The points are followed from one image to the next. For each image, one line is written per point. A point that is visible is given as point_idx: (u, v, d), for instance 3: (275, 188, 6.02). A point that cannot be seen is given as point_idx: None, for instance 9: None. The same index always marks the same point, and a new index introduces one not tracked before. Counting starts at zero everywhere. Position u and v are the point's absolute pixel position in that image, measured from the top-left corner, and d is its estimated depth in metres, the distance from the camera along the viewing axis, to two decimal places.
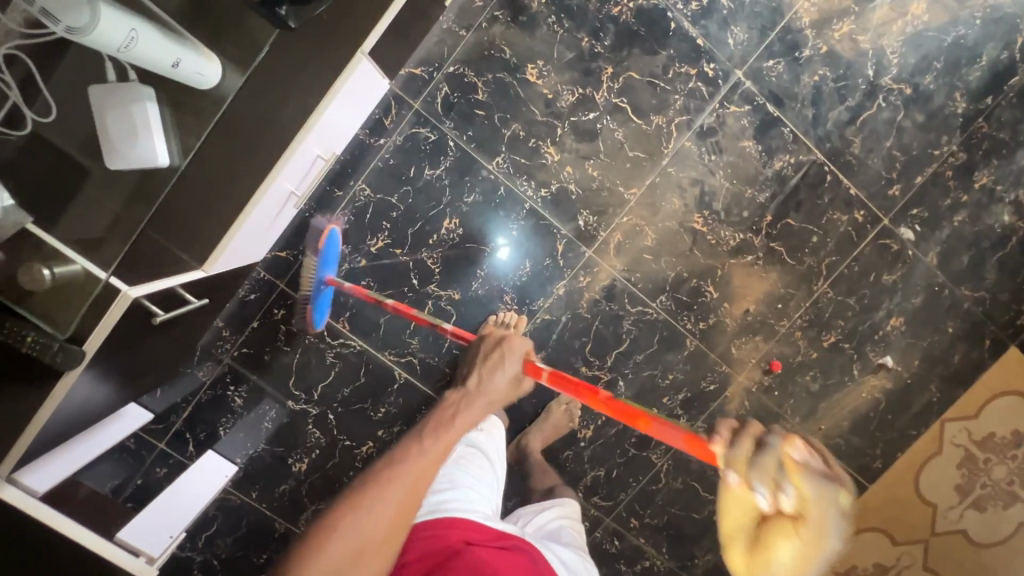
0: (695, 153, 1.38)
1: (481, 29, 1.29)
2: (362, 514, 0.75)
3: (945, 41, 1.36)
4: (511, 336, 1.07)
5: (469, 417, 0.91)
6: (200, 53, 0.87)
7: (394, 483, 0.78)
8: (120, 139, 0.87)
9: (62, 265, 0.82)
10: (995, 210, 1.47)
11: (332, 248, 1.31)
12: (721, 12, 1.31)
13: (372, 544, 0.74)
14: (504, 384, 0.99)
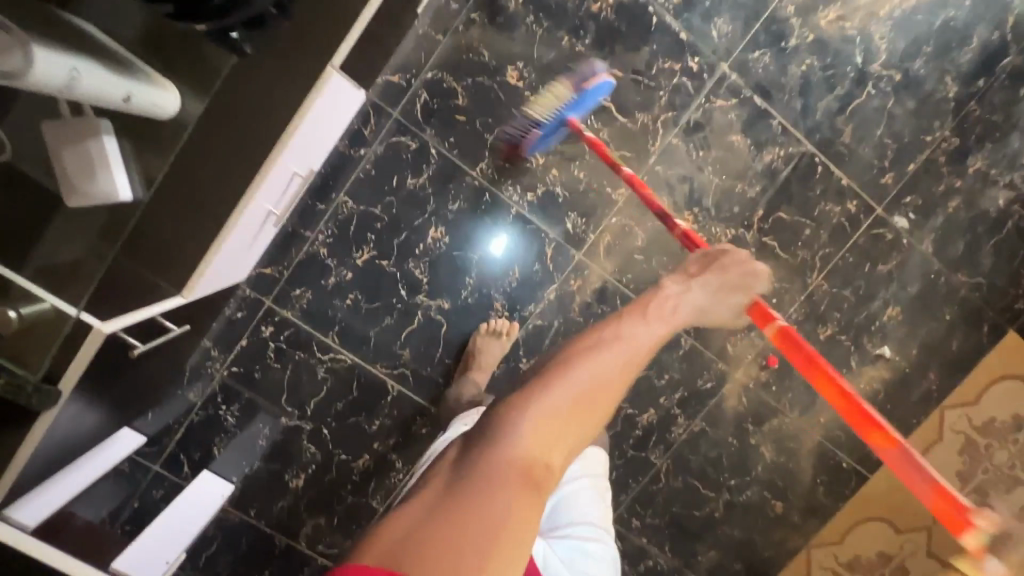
0: (683, 150, 1.35)
1: (458, 33, 1.26)
2: (569, 385, 0.67)
3: (934, 24, 1.33)
4: (735, 248, 0.91)
5: (682, 313, 0.78)
6: (151, 81, 0.81)
7: (607, 361, 0.69)
8: (78, 175, 0.79)
9: (30, 304, 0.76)
10: (990, 194, 1.44)
11: (594, 95, 1.23)
12: (704, 4, 1.28)
13: (580, 422, 0.66)
14: (725, 304, 0.86)
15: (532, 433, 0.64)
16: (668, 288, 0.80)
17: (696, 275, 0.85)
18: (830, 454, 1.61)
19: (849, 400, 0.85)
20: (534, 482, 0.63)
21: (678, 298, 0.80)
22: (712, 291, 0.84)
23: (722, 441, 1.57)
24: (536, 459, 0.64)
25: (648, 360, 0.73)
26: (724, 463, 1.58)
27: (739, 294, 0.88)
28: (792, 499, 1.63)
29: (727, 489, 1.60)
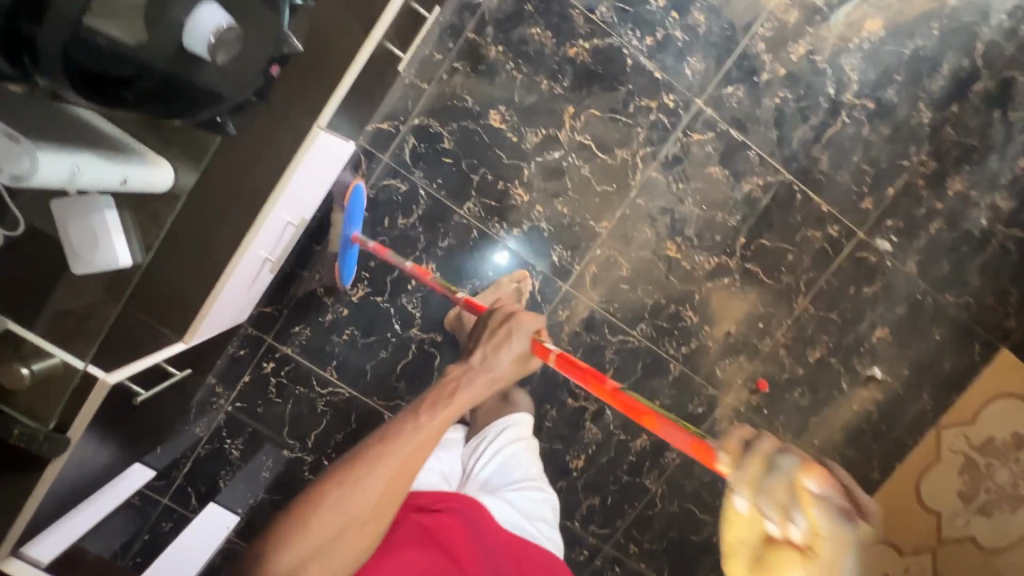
0: (662, 182, 1.40)
1: (442, 81, 1.33)
2: (334, 504, 0.76)
3: (903, 54, 1.37)
4: (520, 310, 0.99)
5: (471, 393, 0.88)
6: (150, 160, 0.91)
7: (368, 477, 0.78)
8: (84, 246, 0.86)
9: (42, 360, 0.85)
10: (971, 215, 1.46)
11: (359, 203, 1.28)
12: (677, 45, 1.33)
13: (344, 535, 0.75)
14: (509, 360, 0.94)
15: (295, 550, 0.73)
16: (450, 378, 0.90)
17: (475, 355, 0.93)
18: None
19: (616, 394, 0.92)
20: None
21: (456, 386, 0.88)
22: (494, 361, 0.93)
23: None
24: (298, 567, 0.73)
25: (410, 468, 0.80)
26: (719, 487, 1.59)
27: (517, 344, 0.95)
28: None
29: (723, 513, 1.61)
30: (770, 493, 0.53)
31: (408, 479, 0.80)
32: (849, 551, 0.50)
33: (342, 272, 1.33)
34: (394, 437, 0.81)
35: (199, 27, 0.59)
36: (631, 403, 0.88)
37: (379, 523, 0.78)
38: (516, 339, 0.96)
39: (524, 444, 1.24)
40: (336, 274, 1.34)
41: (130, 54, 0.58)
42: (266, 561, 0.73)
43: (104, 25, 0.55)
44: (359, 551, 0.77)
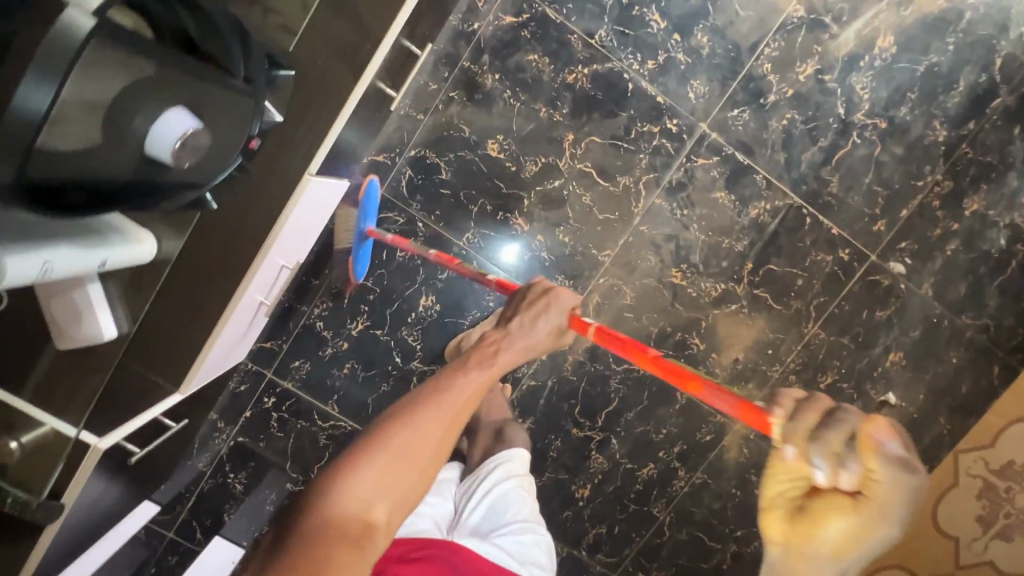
0: (666, 209, 1.36)
1: (438, 111, 1.30)
2: (390, 447, 0.63)
3: (917, 70, 1.31)
4: (559, 284, 0.88)
5: (513, 355, 0.75)
6: (127, 241, 0.76)
7: (426, 418, 0.65)
8: (68, 322, 0.81)
9: (30, 432, 0.84)
10: (990, 235, 1.41)
11: (371, 199, 1.27)
12: (679, 68, 1.29)
13: (400, 475, 0.63)
14: (546, 331, 0.83)
15: (352, 493, 0.60)
16: (492, 336, 0.78)
17: (515, 315, 0.83)
18: None
19: (659, 362, 0.82)
20: (359, 537, 0.59)
21: (500, 340, 0.78)
22: (534, 331, 0.82)
23: (726, 493, 1.55)
24: (357, 515, 0.60)
25: (467, 412, 0.68)
26: (729, 515, 1.56)
27: (553, 316, 0.84)
28: None
29: (733, 540, 1.58)
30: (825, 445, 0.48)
31: (466, 419, 0.68)
32: (912, 496, 0.44)
33: (355, 269, 1.30)
34: (447, 379, 0.69)
35: (158, 136, 0.53)
36: (676, 367, 0.79)
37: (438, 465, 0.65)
38: (558, 313, 0.84)
39: (517, 482, 1.19)
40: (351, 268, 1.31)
41: (87, 169, 0.51)
42: (311, 513, 0.59)
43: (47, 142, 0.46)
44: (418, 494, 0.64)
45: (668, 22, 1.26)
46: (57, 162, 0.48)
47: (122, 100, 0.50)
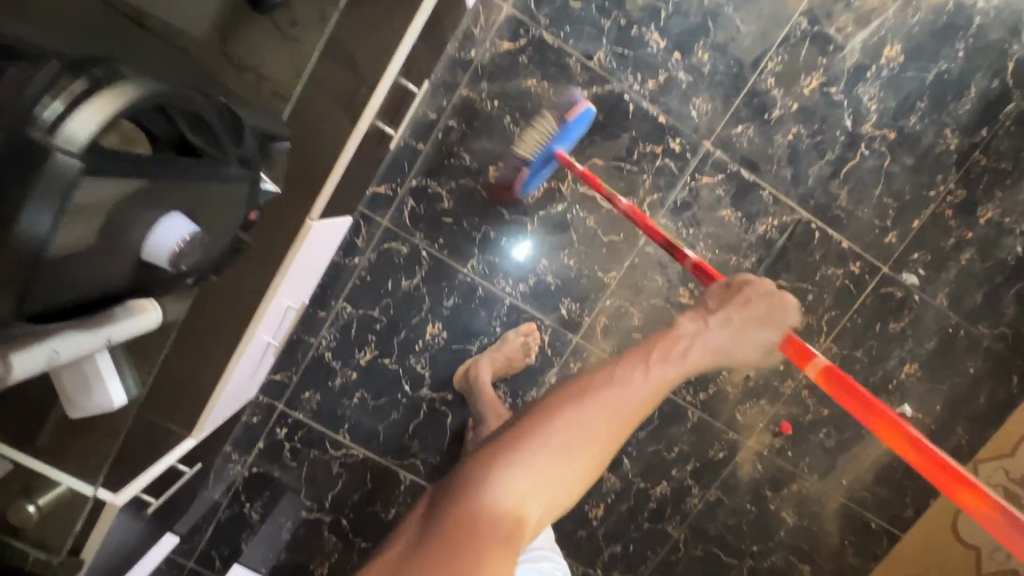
0: (672, 229, 1.35)
1: (438, 140, 1.29)
2: (555, 442, 0.67)
3: (926, 79, 1.28)
4: (784, 290, 0.83)
5: (700, 358, 0.76)
6: (129, 309, 0.66)
7: (590, 418, 0.68)
8: (77, 393, 0.71)
9: (45, 495, 0.88)
10: (1006, 243, 1.38)
11: (578, 126, 1.22)
12: (680, 87, 1.27)
13: (562, 469, 0.66)
14: (749, 343, 0.80)
15: (513, 480, 0.66)
16: (682, 330, 0.77)
17: (714, 311, 0.81)
18: (858, 515, 1.55)
19: (922, 449, 0.80)
20: (511, 524, 0.65)
21: (688, 343, 0.76)
22: (731, 331, 0.79)
23: (740, 508, 1.54)
24: (514, 504, 0.65)
25: (634, 417, 0.70)
26: (744, 530, 1.55)
27: (771, 328, 0.81)
28: (820, 562, 1.58)
29: (749, 555, 1.57)
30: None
31: (633, 425, 0.70)
32: None
33: (526, 183, 1.26)
34: (618, 384, 0.71)
35: (160, 241, 0.45)
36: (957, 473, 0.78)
37: (597, 465, 0.68)
38: (764, 319, 0.81)
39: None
40: (520, 180, 1.27)
41: (75, 291, 0.42)
42: (474, 489, 0.66)
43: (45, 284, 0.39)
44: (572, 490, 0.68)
45: (668, 41, 1.24)
46: (46, 295, 0.39)
47: (119, 210, 0.41)
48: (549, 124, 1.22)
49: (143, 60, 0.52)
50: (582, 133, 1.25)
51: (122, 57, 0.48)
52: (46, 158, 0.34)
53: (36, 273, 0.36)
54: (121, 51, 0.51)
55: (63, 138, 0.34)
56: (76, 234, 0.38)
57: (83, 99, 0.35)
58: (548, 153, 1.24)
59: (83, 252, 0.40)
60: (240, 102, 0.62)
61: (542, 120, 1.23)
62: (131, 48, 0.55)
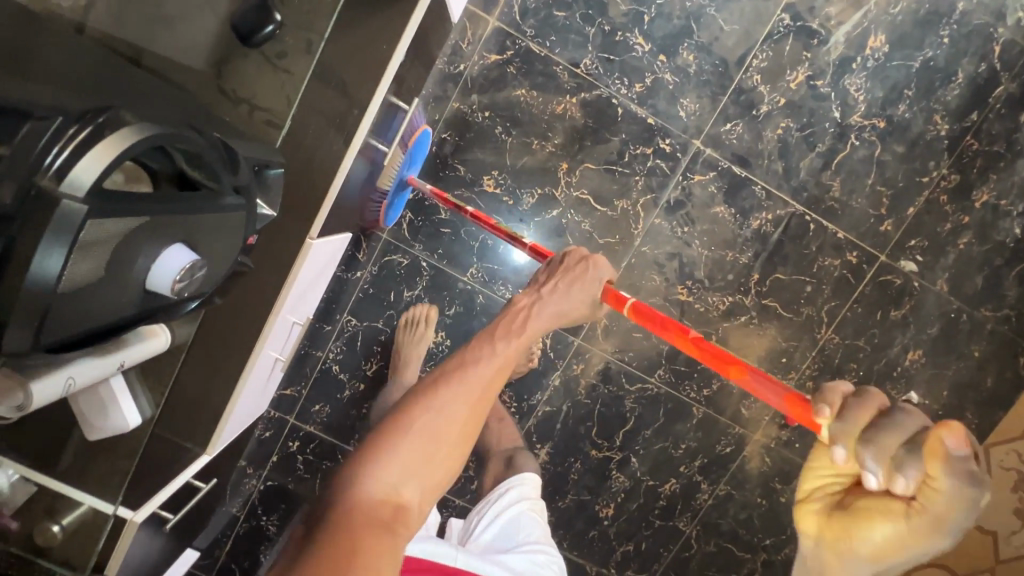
0: (666, 228, 1.36)
1: (432, 153, 1.32)
2: (421, 425, 0.70)
3: (913, 67, 1.29)
4: (597, 254, 0.97)
5: (541, 323, 0.87)
6: (139, 335, 0.69)
7: (451, 399, 0.72)
8: (94, 411, 0.78)
9: (68, 515, 0.93)
10: (1003, 225, 1.37)
11: (421, 149, 1.26)
12: (667, 88, 1.29)
13: (431, 451, 0.69)
14: (578, 303, 0.93)
15: (384, 471, 0.66)
16: (520, 303, 0.90)
17: (544, 285, 0.94)
18: None
19: (702, 347, 0.86)
20: (390, 518, 0.65)
21: (528, 313, 0.88)
22: (566, 296, 0.92)
23: (751, 502, 1.54)
24: (386, 493, 0.66)
25: (488, 393, 0.75)
26: (756, 524, 1.56)
27: (589, 288, 0.95)
28: None
29: (763, 549, 1.57)
30: (880, 454, 0.51)
31: (489, 401, 0.75)
32: None
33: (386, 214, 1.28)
34: (468, 365, 0.77)
35: (163, 272, 0.48)
36: (719, 352, 0.83)
37: (463, 446, 0.71)
38: (589, 282, 0.94)
39: (529, 504, 1.23)
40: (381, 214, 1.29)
41: (89, 321, 0.45)
42: (347, 491, 0.65)
43: (67, 318, 0.43)
44: (445, 472, 0.70)
45: (652, 44, 1.27)
46: (61, 326, 0.42)
47: (125, 244, 0.44)
48: (397, 157, 1.18)
49: (147, 106, 0.56)
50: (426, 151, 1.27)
51: (128, 105, 0.52)
52: (54, 203, 0.37)
53: (50, 308, 0.39)
54: (128, 99, 0.56)
55: (67, 185, 0.38)
56: (84, 269, 0.41)
57: (84, 148, 0.39)
58: (401, 182, 1.26)
59: (94, 285, 0.43)
60: (238, 136, 0.66)
61: None
62: (136, 94, 0.60)
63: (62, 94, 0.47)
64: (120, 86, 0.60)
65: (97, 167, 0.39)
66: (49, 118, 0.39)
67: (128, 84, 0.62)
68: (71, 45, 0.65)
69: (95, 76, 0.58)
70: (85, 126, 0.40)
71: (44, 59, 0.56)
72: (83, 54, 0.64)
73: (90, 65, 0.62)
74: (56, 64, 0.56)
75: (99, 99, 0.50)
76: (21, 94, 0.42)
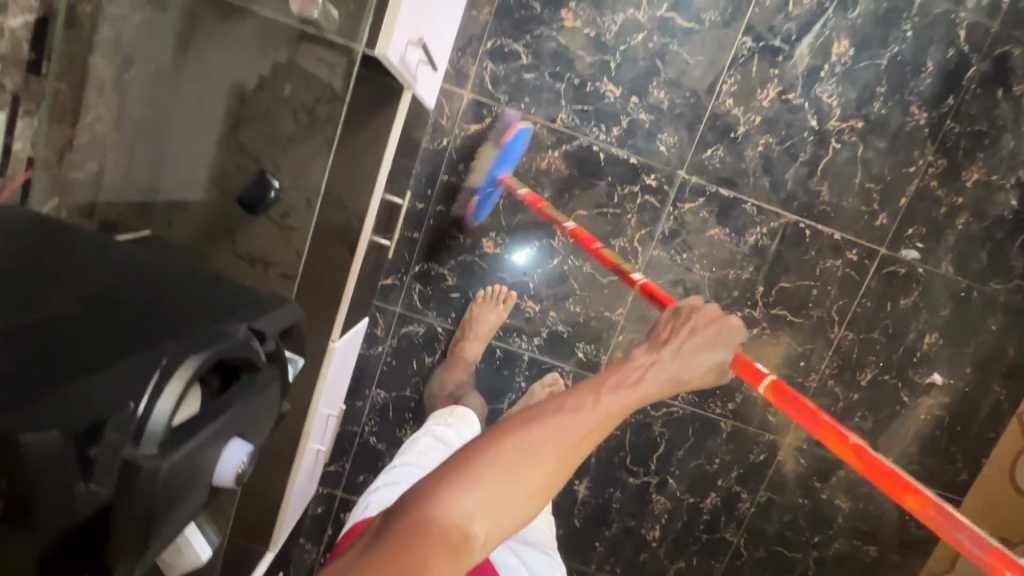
0: (665, 258, 1.40)
1: (431, 226, 1.38)
2: (518, 464, 0.64)
3: (881, 64, 1.31)
4: (732, 315, 0.85)
5: (653, 384, 0.74)
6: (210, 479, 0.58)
7: (550, 445, 0.66)
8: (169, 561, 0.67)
9: None
10: (999, 199, 1.38)
11: (517, 145, 1.30)
12: (644, 127, 1.33)
13: (518, 489, 0.64)
14: (695, 367, 0.80)
15: (469, 497, 0.62)
16: (640, 358, 0.76)
17: (667, 339, 0.80)
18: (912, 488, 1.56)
19: (865, 459, 0.82)
20: (464, 540, 0.61)
21: (639, 372, 0.75)
22: (683, 360, 0.79)
23: (793, 504, 1.57)
24: (459, 524, 0.61)
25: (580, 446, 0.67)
26: (802, 524, 1.58)
27: (714, 350, 0.82)
28: (884, 541, 1.59)
29: (812, 547, 1.60)
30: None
31: (581, 454, 0.67)
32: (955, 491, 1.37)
33: (475, 210, 1.35)
34: (574, 407, 0.69)
35: (224, 470, 0.51)
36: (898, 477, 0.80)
37: (545, 492, 0.65)
38: (720, 345, 0.83)
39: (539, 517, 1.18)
40: (471, 209, 1.36)
41: (175, 530, 0.50)
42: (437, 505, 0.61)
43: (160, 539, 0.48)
44: (526, 509, 0.65)
45: (623, 88, 1.31)
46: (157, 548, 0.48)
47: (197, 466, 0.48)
48: (488, 151, 1.30)
49: (166, 311, 0.55)
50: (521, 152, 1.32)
51: (153, 327, 0.52)
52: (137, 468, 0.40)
53: (147, 540, 0.43)
54: (144, 308, 0.54)
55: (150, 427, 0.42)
56: (170, 504, 0.44)
57: (158, 388, 0.44)
58: (493, 180, 1.32)
59: (178, 508, 0.47)
60: (254, 303, 0.65)
61: (484, 150, 1.32)
62: (144, 289, 0.58)
63: (103, 334, 0.48)
64: (125, 284, 0.58)
65: (170, 399, 0.44)
66: (119, 407, 0.41)
67: (138, 277, 0.61)
68: (84, 240, 0.65)
69: (98, 281, 0.56)
70: (156, 371, 0.45)
71: (44, 275, 0.54)
72: (96, 250, 0.64)
73: (93, 264, 0.60)
74: (59, 279, 0.54)
75: (126, 331, 0.50)
76: (88, 349, 0.46)
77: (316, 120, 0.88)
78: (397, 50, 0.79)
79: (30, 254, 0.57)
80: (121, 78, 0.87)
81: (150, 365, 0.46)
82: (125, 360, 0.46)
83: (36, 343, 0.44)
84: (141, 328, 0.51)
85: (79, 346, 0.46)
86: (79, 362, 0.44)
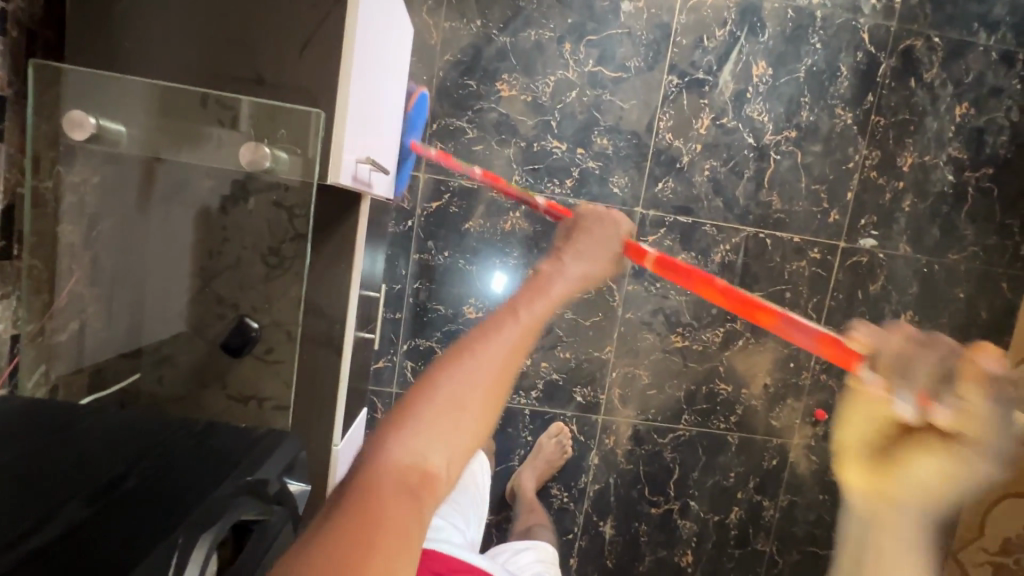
0: (641, 290, 1.45)
1: (411, 303, 1.42)
2: (445, 396, 0.37)
3: (799, 77, 1.40)
4: (612, 211, 0.57)
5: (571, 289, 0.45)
6: None
7: (480, 358, 0.38)
8: None
9: None
10: (936, 176, 1.46)
11: (420, 111, 1.26)
12: (595, 173, 1.40)
13: (456, 428, 0.37)
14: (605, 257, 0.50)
15: (400, 454, 0.36)
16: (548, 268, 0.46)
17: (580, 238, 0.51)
18: None
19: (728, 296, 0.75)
20: (420, 499, 0.36)
21: (551, 275, 0.45)
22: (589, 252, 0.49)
23: (815, 501, 1.58)
24: (406, 479, 0.36)
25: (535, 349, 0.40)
26: (828, 520, 1.59)
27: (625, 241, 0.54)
28: None
29: None
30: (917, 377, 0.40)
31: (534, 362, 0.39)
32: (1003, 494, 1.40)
33: (395, 182, 1.27)
34: (498, 310, 0.41)
35: None
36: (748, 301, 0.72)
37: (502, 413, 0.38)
38: (613, 240, 0.53)
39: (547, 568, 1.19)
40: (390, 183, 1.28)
41: None
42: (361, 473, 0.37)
43: None
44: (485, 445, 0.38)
45: (568, 142, 1.38)
46: None
47: None
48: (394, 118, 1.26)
49: (174, 487, 0.57)
50: (425, 115, 1.28)
51: (168, 506, 0.54)
52: None
53: None
54: (153, 490, 0.57)
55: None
56: None
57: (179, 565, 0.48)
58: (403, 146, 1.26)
59: None
60: (256, 446, 0.67)
61: None
62: (151, 466, 0.61)
63: (121, 528, 0.51)
64: (129, 469, 0.60)
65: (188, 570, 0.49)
66: None
67: (143, 451, 0.63)
68: (82, 422, 0.67)
69: (103, 476, 0.58)
70: (175, 553, 0.49)
71: (56, 486, 0.56)
72: (96, 431, 0.66)
73: (96, 451, 0.62)
74: (70, 487, 0.56)
75: (141, 525, 0.51)
76: (110, 550, 0.48)
77: (284, 260, 0.94)
78: (348, 172, 0.84)
79: (35, 461, 0.59)
80: (90, 236, 0.87)
81: (165, 560, 0.48)
82: (149, 551, 0.48)
83: (65, 563, 0.46)
84: (156, 512, 0.53)
85: (100, 547, 0.48)
86: (105, 561, 0.46)
